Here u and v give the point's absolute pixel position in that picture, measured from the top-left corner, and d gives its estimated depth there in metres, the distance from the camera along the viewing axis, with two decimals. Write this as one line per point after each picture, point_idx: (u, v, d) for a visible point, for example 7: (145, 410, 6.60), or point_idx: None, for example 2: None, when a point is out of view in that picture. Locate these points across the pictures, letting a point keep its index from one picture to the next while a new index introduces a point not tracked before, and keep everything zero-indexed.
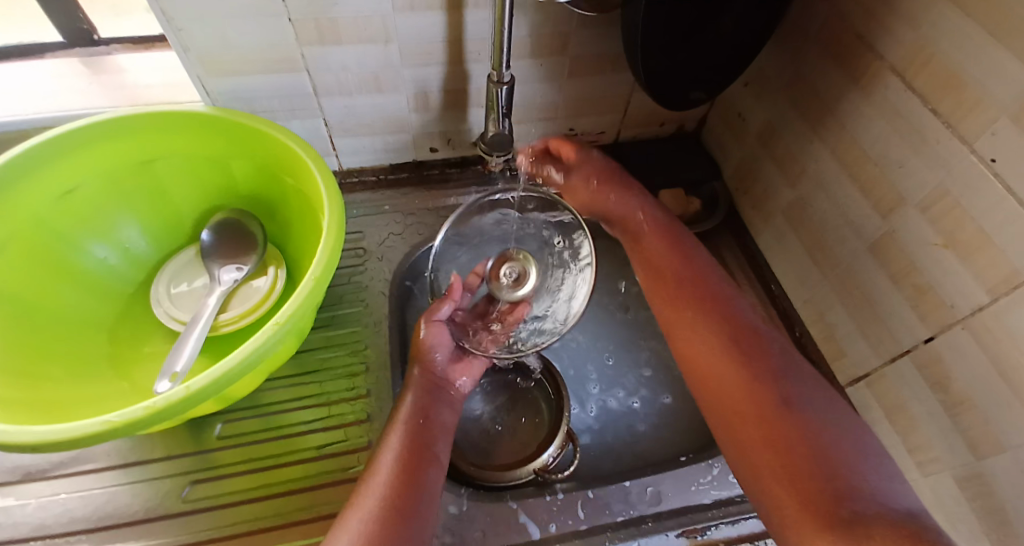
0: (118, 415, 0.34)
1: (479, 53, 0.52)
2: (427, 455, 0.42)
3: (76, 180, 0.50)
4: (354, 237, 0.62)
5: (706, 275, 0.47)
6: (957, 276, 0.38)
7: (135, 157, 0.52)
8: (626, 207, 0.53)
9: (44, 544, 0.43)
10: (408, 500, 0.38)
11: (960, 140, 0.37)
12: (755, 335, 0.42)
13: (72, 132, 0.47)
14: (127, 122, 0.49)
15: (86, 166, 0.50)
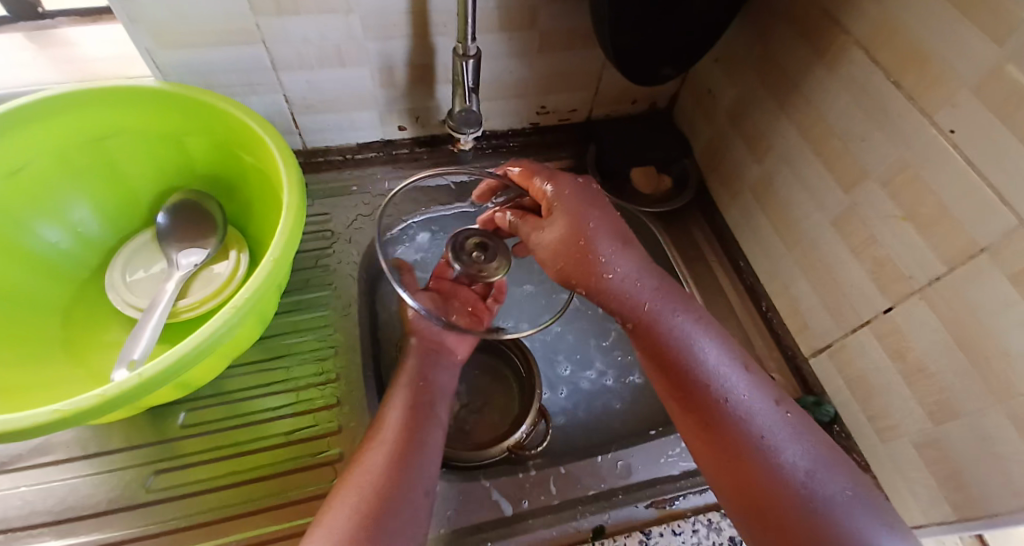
0: (68, 404, 0.33)
1: (445, 25, 0.51)
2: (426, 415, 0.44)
3: (24, 158, 0.47)
4: (320, 220, 0.60)
5: (688, 326, 0.40)
6: (916, 247, 0.39)
7: (81, 136, 0.49)
8: (620, 298, 0.40)
9: (2, 539, 0.41)
10: (411, 456, 0.40)
11: (920, 112, 0.37)
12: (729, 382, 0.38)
13: (16, 109, 0.44)
14: (71, 97, 0.46)
15: (30, 146, 0.47)
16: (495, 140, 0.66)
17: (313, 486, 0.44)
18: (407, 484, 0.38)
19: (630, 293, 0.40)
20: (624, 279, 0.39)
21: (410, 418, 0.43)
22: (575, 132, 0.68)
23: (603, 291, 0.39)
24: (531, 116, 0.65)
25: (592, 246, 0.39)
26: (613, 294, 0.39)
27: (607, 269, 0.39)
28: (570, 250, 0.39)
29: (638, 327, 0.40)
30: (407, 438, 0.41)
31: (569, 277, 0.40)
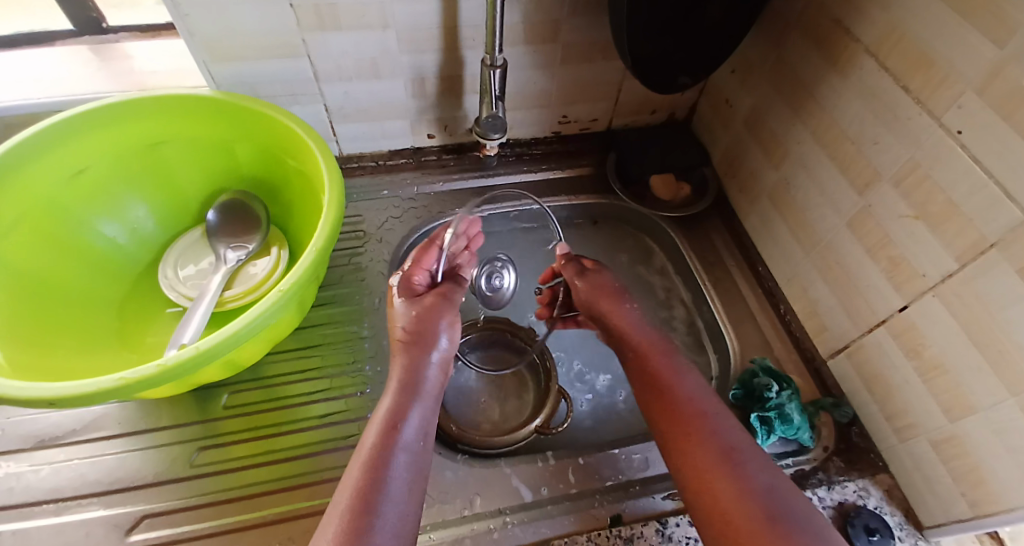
0: (132, 372, 0.37)
1: (474, 39, 0.54)
2: (399, 468, 0.37)
3: (85, 161, 0.52)
4: (353, 221, 0.63)
5: (680, 366, 0.45)
6: (929, 245, 0.40)
7: (142, 140, 0.54)
8: (625, 328, 0.49)
9: (57, 506, 0.45)
10: (374, 520, 0.33)
11: (928, 115, 0.39)
12: (702, 397, 0.42)
13: (85, 114, 0.49)
14: (130, 105, 0.51)
15: (95, 148, 0.52)
16: (519, 147, 0.69)
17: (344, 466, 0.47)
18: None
19: (634, 323, 0.49)
20: (637, 317, 0.50)
21: (381, 471, 0.36)
22: (596, 140, 0.71)
23: (619, 320, 0.49)
24: (554, 126, 0.68)
25: (618, 290, 0.52)
26: (624, 320, 0.49)
27: (625, 305, 0.50)
28: (599, 287, 0.51)
29: (633, 355, 0.47)
30: (375, 496, 0.34)
31: (591, 305, 0.51)
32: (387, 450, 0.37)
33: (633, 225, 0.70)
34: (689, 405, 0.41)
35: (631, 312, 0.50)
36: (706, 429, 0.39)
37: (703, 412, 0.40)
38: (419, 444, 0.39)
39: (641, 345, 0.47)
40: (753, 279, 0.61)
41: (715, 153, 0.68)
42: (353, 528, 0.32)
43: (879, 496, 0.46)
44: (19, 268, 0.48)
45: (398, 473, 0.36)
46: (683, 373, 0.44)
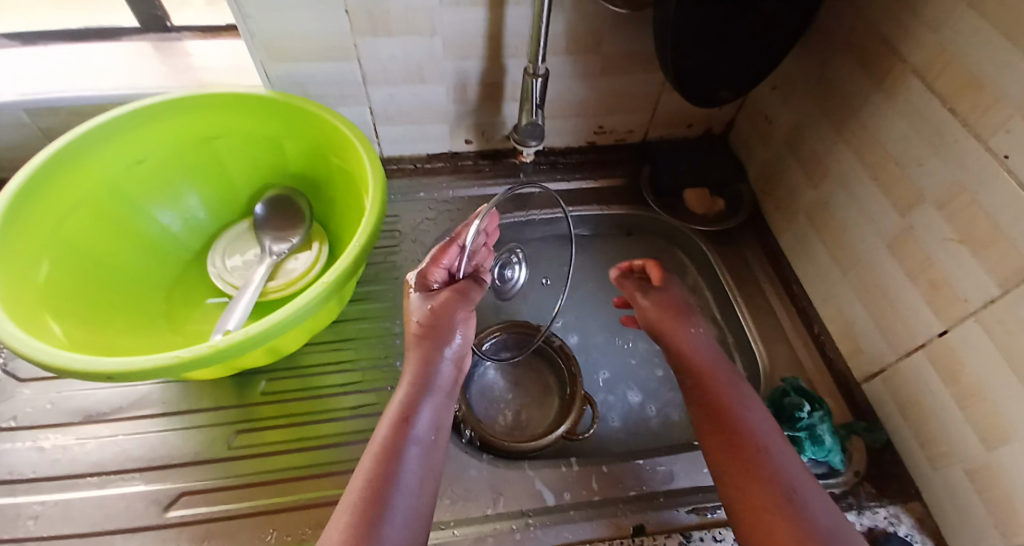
0: (185, 352, 0.39)
1: (517, 48, 0.56)
2: (411, 462, 0.38)
3: (146, 152, 0.55)
4: (390, 221, 0.65)
5: (747, 397, 0.43)
6: (972, 270, 0.40)
7: (199, 134, 0.57)
8: (692, 349, 0.47)
9: (101, 479, 0.47)
10: (385, 517, 0.34)
11: (975, 138, 0.39)
12: (767, 432, 0.40)
13: (149, 108, 0.52)
14: (189, 101, 0.54)
15: (156, 140, 0.55)
16: (554, 155, 0.70)
17: None
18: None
19: (702, 346, 0.47)
20: (704, 339, 0.48)
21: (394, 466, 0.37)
22: (631, 151, 0.72)
23: (685, 340, 0.47)
24: (589, 135, 0.69)
25: (685, 310, 0.50)
26: (691, 342, 0.47)
27: (693, 326, 0.49)
28: (668, 305, 0.50)
29: (696, 379, 0.45)
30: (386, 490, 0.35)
31: (658, 322, 0.50)
32: (400, 445, 0.38)
33: (665, 237, 0.70)
34: (750, 436, 0.40)
35: (699, 335, 0.48)
36: (768, 463, 0.38)
37: (763, 447, 0.39)
38: (430, 439, 0.40)
39: (708, 369, 0.45)
40: (786, 297, 0.61)
41: (751, 169, 0.68)
42: (364, 522, 0.33)
43: (910, 523, 0.45)
44: (79, 249, 0.51)
45: (410, 468, 0.37)
46: (747, 404, 0.42)
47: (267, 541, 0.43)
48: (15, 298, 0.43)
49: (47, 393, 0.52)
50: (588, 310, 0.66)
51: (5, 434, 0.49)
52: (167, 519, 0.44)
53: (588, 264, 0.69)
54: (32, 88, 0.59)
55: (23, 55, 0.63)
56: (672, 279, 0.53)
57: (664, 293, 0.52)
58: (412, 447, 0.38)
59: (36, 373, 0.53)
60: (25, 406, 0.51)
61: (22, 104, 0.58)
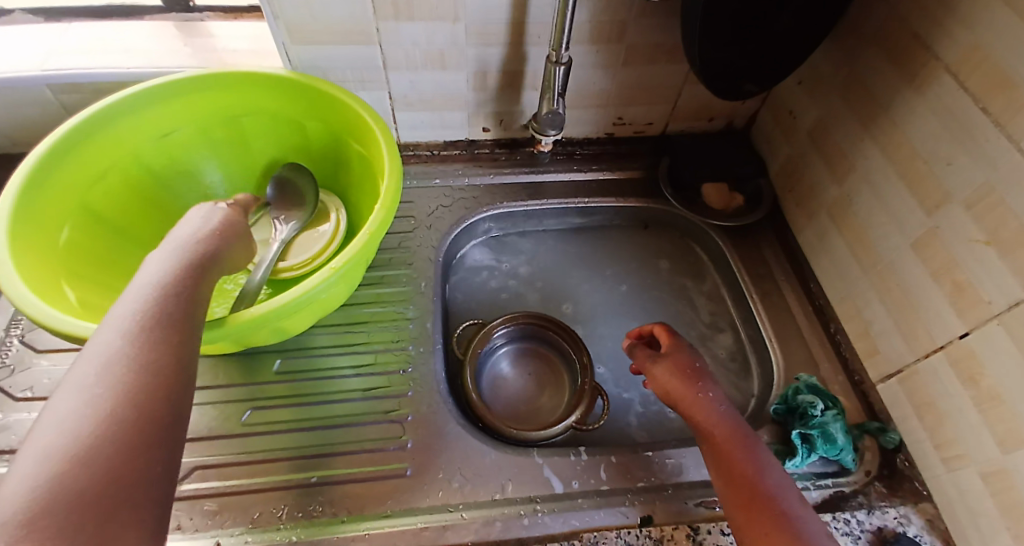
0: None
1: (539, 36, 0.55)
2: (179, 303, 0.30)
3: (174, 125, 0.56)
4: (405, 207, 0.65)
5: (771, 461, 0.39)
6: (997, 271, 0.39)
7: (225, 111, 0.57)
8: (706, 411, 0.42)
9: None
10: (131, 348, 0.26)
11: (1007, 139, 0.38)
12: (790, 495, 0.36)
13: (179, 82, 0.53)
14: (214, 77, 0.54)
15: (183, 114, 0.55)
16: (570, 146, 0.70)
17: (379, 439, 0.49)
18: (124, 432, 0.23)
19: (720, 408, 0.43)
20: (721, 402, 0.43)
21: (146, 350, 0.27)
22: (649, 144, 0.71)
23: (698, 406, 0.43)
24: (608, 127, 0.69)
25: (701, 373, 0.45)
26: (706, 405, 0.43)
27: (705, 389, 0.44)
28: (680, 371, 0.45)
29: (714, 441, 0.41)
30: (141, 361, 0.26)
31: (674, 393, 0.45)
32: (159, 315, 0.28)
33: (682, 232, 0.69)
34: (773, 500, 0.35)
35: (715, 396, 0.43)
36: (793, 526, 0.33)
37: (784, 510, 0.35)
38: (195, 303, 0.31)
39: (722, 432, 0.41)
40: (803, 295, 0.60)
41: (772, 165, 0.67)
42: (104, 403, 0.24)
43: (920, 524, 0.45)
44: (101, 217, 0.53)
45: (177, 310, 0.30)
46: (771, 468, 0.38)
47: (278, 517, 0.44)
48: (39, 263, 0.44)
49: (64, 365, 0.53)
50: (601, 302, 0.66)
51: (23, 404, 0.50)
52: (181, 491, 0.45)
53: (602, 256, 0.69)
54: (56, 63, 0.60)
55: (48, 30, 0.63)
56: (684, 343, 0.48)
57: (674, 356, 0.47)
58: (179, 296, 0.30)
59: (54, 345, 0.54)
60: (43, 377, 0.52)
61: (46, 79, 0.59)
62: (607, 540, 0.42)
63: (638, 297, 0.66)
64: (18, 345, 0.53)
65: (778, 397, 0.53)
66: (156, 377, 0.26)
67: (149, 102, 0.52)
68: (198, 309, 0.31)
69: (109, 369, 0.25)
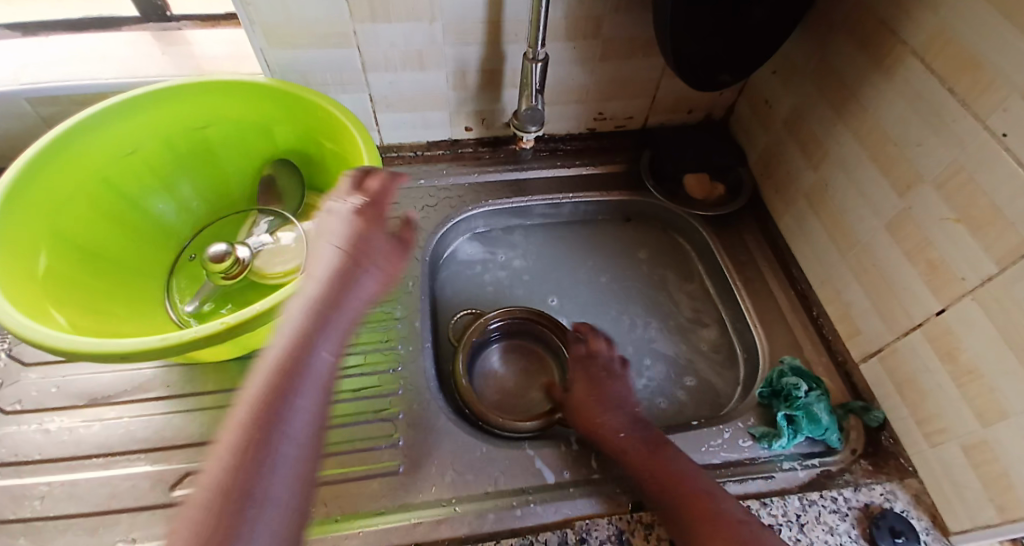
0: (161, 339, 0.38)
1: (517, 34, 0.56)
2: (306, 395, 0.28)
3: (137, 141, 0.55)
4: (390, 208, 0.66)
5: (684, 462, 0.44)
6: (967, 247, 0.40)
7: (189, 123, 0.57)
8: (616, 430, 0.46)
9: (106, 460, 0.47)
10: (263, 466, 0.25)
11: (972, 118, 0.39)
12: (711, 496, 0.41)
13: (141, 97, 0.53)
14: (176, 89, 0.54)
15: (147, 128, 0.55)
16: (553, 143, 0.71)
17: (371, 438, 0.49)
18: (261, 490, 0.25)
19: (625, 421, 0.47)
20: (622, 414, 0.47)
21: (291, 395, 0.28)
22: (630, 138, 0.72)
23: (605, 432, 0.47)
24: (589, 122, 0.69)
25: (601, 394, 0.49)
26: (613, 424, 0.47)
27: (608, 404, 0.48)
28: (589, 385, 0.49)
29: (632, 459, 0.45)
30: (281, 409, 0.27)
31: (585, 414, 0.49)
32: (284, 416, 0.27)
33: (666, 223, 0.70)
34: (702, 505, 0.40)
35: (620, 409, 0.48)
36: (721, 529, 0.38)
37: (710, 513, 0.39)
38: (316, 388, 0.29)
39: (633, 448, 0.45)
40: (786, 281, 0.61)
41: (752, 154, 0.68)
42: (245, 461, 0.25)
43: (906, 500, 0.46)
44: (79, 243, 0.52)
45: (301, 409, 0.28)
46: (686, 469, 0.43)
47: None
48: (17, 284, 0.44)
49: (51, 377, 0.52)
50: (588, 295, 0.66)
51: (11, 417, 0.50)
52: (174, 497, 0.45)
53: (588, 250, 0.70)
54: (35, 76, 0.60)
55: (26, 44, 0.63)
56: (579, 361, 0.52)
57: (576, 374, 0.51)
58: (306, 387, 0.29)
59: (41, 357, 0.54)
60: (30, 389, 0.51)
61: (26, 91, 0.59)
62: (599, 524, 0.43)
63: (624, 289, 0.67)
64: (4, 359, 0.53)
65: (763, 380, 0.53)
66: (276, 502, 0.25)
67: (109, 122, 0.52)
68: (318, 400, 0.29)
69: (232, 492, 0.24)
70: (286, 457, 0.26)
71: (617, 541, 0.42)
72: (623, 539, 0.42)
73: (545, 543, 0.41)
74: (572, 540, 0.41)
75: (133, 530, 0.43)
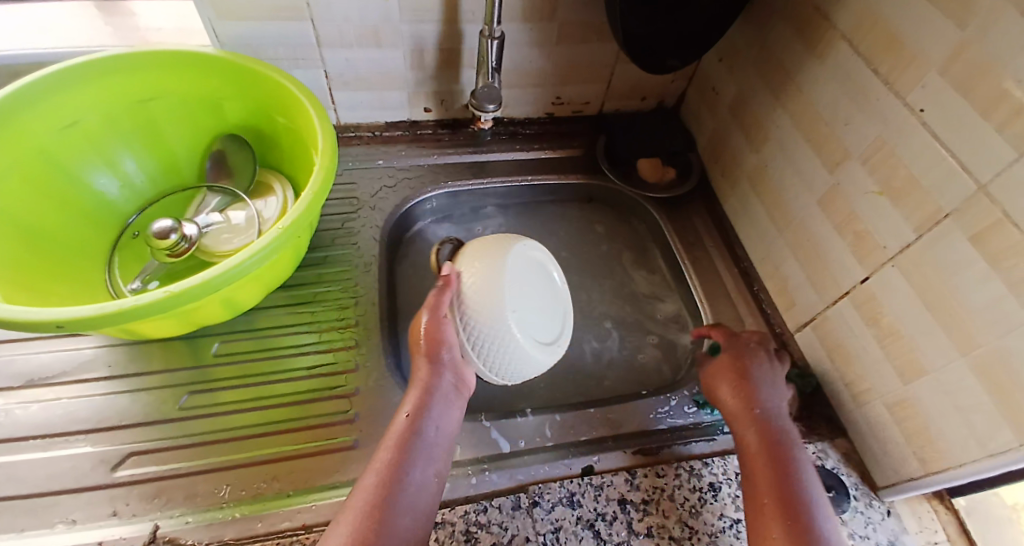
0: (99, 307, 0.37)
1: (473, 13, 0.56)
2: (419, 458, 0.39)
3: (75, 114, 0.53)
4: (347, 188, 0.65)
5: (802, 460, 0.42)
6: (890, 217, 0.43)
7: (132, 96, 0.55)
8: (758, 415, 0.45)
9: (44, 441, 0.45)
10: (393, 506, 0.36)
11: (895, 96, 0.42)
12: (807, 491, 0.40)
13: (79, 66, 0.50)
14: (118, 60, 0.52)
15: (86, 100, 0.53)
16: (512, 126, 0.72)
17: (329, 414, 0.48)
18: (393, 516, 0.36)
19: (769, 411, 0.45)
20: (770, 407, 0.45)
21: (407, 451, 0.39)
22: (588, 123, 0.74)
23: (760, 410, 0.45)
24: (547, 106, 0.71)
25: (748, 373, 0.47)
26: (756, 407, 0.45)
27: (756, 395, 0.46)
28: (733, 373, 0.47)
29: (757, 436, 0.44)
30: (399, 474, 0.38)
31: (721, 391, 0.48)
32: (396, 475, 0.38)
33: (623, 208, 0.72)
34: (796, 501, 0.39)
35: (771, 403, 0.46)
36: (804, 531, 0.37)
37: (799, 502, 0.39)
38: (428, 453, 0.40)
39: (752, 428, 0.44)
40: (731, 259, 0.64)
41: (700, 139, 0.71)
42: (372, 517, 0.35)
43: (836, 457, 0.49)
44: (16, 219, 0.49)
45: (416, 466, 0.39)
46: (801, 467, 0.42)
47: (222, 496, 0.43)
48: None
49: None
50: None
51: None
52: (117, 477, 0.43)
53: (546, 232, 0.71)
54: None
55: None
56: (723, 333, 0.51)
57: (730, 355, 0.49)
58: (421, 449, 0.40)
59: None
60: None
61: None
62: (551, 487, 0.44)
63: (580, 267, 0.68)
64: None
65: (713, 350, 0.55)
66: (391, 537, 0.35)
67: (42, 94, 0.50)
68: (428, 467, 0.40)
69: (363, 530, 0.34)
70: (402, 509, 0.36)
71: (568, 502, 0.43)
72: (574, 501, 0.43)
73: (498, 507, 0.42)
74: (526, 504, 0.42)
75: (74, 510, 0.42)
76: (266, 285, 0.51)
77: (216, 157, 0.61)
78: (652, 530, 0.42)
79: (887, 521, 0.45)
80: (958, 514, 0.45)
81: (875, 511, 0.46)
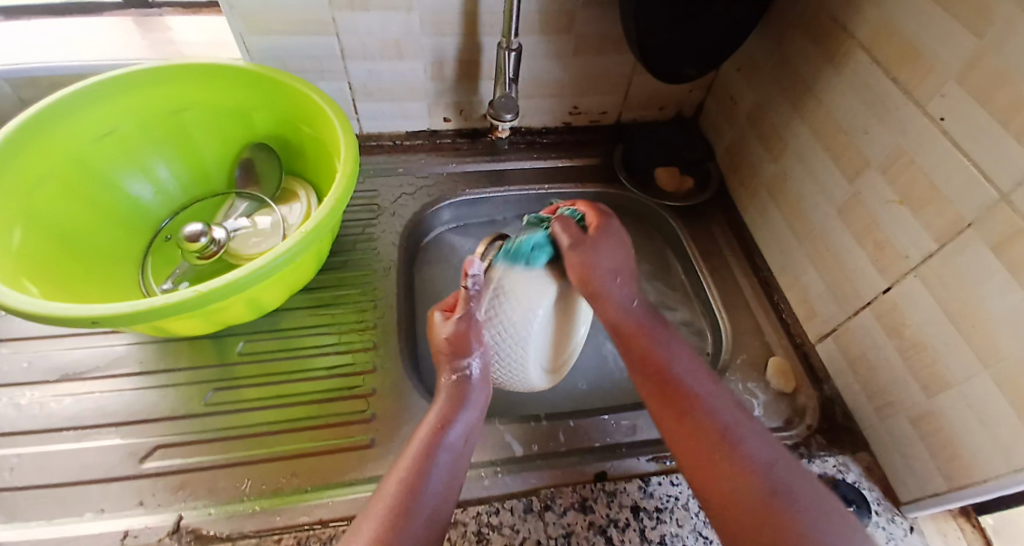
0: (130, 305, 0.38)
1: (492, 26, 0.58)
2: (440, 468, 0.38)
3: (113, 123, 0.56)
4: (369, 195, 0.67)
5: (678, 354, 0.44)
6: (910, 227, 0.43)
7: (166, 106, 0.58)
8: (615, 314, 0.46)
9: (77, 433, 0.47)
10: (410, 521, 0.35)
11: (913, 104, 0.41)
12: (705, 389, 0.41)
13: (117, 79, 0.54)
14: (154, 72, 0.55)
15: (123, 110, 0.56)
16: (530, 135, 0.73)
17: (347, 414, 0.50)
18: (410, 531, 0.34)
19: (626, 305, 0.46)
20: (631, 299, 0.47)
21: (428, 462, 0.38)
22: (606, 133, 0.74)
23: (605, 304, 0.45)
24: (565, 116, 0.72)
25: (602, 253, 0.46)
26: (615, 305, 0.46)
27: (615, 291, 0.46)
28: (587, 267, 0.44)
29: (632, 340, 0.45)
30: (420, 481, 0.37)
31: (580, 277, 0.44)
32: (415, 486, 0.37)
33: (640, 217, 0.72)
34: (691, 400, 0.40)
35: (619, 293, 0.46)
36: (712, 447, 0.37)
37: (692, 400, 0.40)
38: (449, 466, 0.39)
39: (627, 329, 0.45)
40: (750, 269, 0.64)
41: (719, 149, 0.71)
42: (391, 532, 0.34)
43: (858, 472, 0.48)
44: (57, 222, 0.52)
45: (437, 477, 0.38)
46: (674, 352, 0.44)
47: (242, 491, 0.44)
48: None
49: (25, 352, 0.52)
50: None
51: None
52: (143, 469, 0.45)
53: None
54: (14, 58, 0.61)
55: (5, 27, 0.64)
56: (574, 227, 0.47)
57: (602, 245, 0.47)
58: (443, 458, 0.39)
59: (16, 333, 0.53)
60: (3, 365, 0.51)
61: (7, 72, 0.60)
62: (563, 491, 0.44)
63: None
64: None
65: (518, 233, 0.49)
66: None
67: (76, 106, 0.52)
68: (451, 479, 0.39)
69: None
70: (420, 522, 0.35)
71: (580, 507, 0.43)
72: (586, 506, 0.43)
73: (510, 509, 0.42)
74: (537, 507, 0.43)
75: (102, 500, 0.43)
76: (290, 287, 0.53)
77: (244, 165, 0.63)
78: (665, 537, 0.42)
79: (909, 538, 0.44)
80: (986, 535, 0.43)
81: (897, 527, 0.44)
